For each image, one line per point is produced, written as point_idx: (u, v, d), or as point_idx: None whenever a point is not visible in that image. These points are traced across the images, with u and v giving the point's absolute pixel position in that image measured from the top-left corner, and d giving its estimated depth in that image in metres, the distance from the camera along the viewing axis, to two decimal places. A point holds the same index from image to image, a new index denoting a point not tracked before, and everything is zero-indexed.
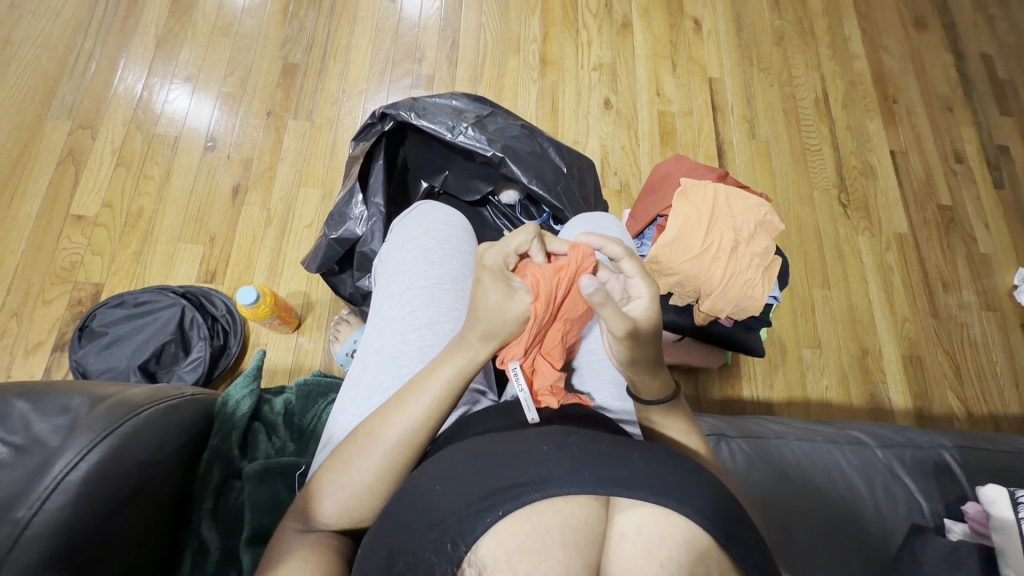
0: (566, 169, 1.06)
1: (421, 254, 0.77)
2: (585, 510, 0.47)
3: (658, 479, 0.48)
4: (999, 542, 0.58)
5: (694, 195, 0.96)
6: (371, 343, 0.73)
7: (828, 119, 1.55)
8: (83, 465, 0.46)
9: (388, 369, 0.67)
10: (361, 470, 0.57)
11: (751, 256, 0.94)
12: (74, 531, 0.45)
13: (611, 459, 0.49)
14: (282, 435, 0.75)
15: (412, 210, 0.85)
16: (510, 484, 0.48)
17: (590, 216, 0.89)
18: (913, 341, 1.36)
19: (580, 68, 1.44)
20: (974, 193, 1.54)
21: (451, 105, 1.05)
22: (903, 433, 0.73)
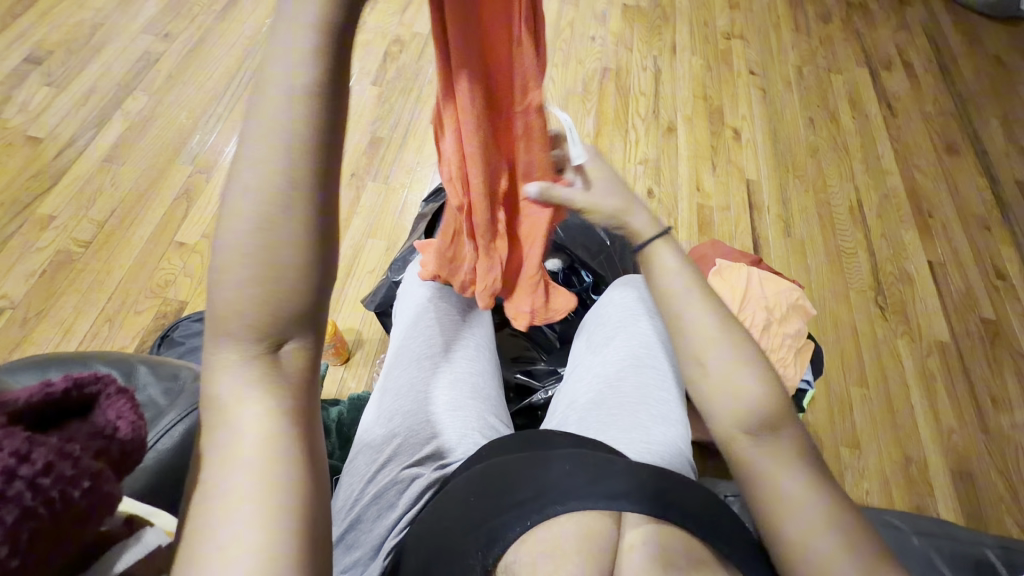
0: (609, 242, 1.19)
1: (438, 293, 0.86)
2: (600, 523, 0.50)
3: (668, 499, 0.52)
4: None
5: (729, 275, 1.03)
6: (387, 375, 0.79)
7: (863, 226, 1.63)
8: (183, 420, 0.58)
9: (405, 395, 0.74)
10: (252, 298, 0.36)
11: (784, 336, 0.98)
12: (168, 474, 0.56)
13: (617, 478, 0.52)
14: (332, 442, 0.84)
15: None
16: (531, 495, 0.51)
17: (628, 279, 0.91)
18: (962, 455, 1.29)
19: (628, 161, 1.61)
20: (1019, 310, 1.54)
21: None
22: (944, 526, 0.70)
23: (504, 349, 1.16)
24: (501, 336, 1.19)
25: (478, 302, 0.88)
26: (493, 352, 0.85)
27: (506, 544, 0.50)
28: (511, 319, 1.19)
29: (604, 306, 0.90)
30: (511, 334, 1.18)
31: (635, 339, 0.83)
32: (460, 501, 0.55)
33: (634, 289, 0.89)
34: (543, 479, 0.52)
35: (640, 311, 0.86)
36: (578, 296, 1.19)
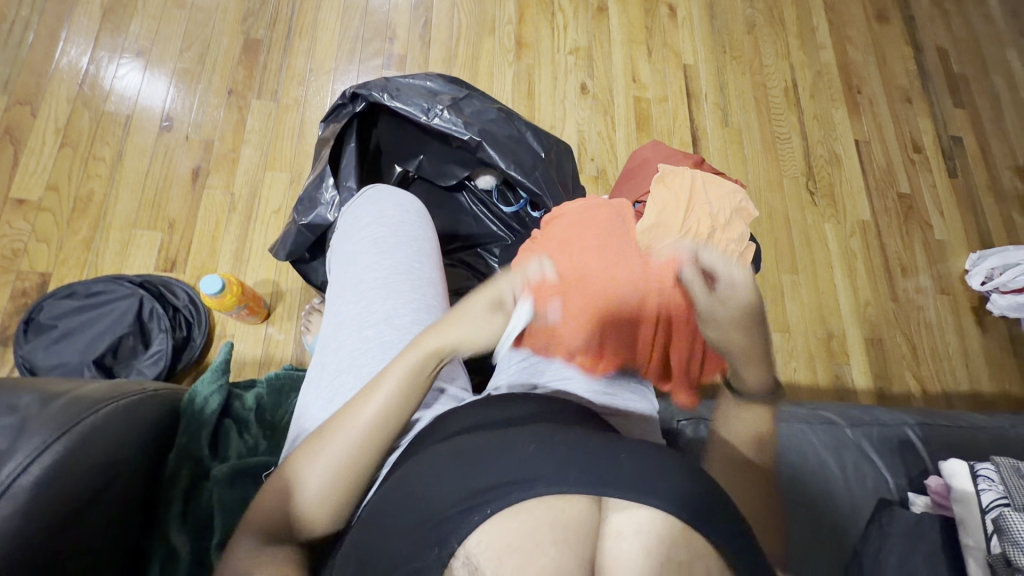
0: (544, 154, 1.01)
1: (373, 243, 0.71)
2: (577, 508, 0.43)
3: (655, 481, 0.44)
4: (959, 512, 0.57)
5: (672, 182, 0.95)
6: (327, 346, 0.67)
7: (797, 108, 1.59)
8: (39, 463, 0.48)
9: (349, 367, 0.62)
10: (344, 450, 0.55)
11: (728, 241, 0.93)
12: (31, 535, 0.46)
13: (601, 456, 0.46)
14: (254, 433, 0.75)
15: (362, 196, 0.76)
16: (494, 483, 0.44)
17: None
18: (875, 325, 1.40)
19: (556, 51, 1.44)
20: (931, 182, 1.61)
21: (425, 86, 1.00)
22: (871, 413, 0.73)
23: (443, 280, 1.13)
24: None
25: (427, 253, 0.73)
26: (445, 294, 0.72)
27: (456, 542, 0.43)
28: (445, 248, 1.15)
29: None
30: (447, 265, 1.14)
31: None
32: (411, 499, 0.48)
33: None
34: (502, 464, 0.45)
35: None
36: (513, 215, 1.13)
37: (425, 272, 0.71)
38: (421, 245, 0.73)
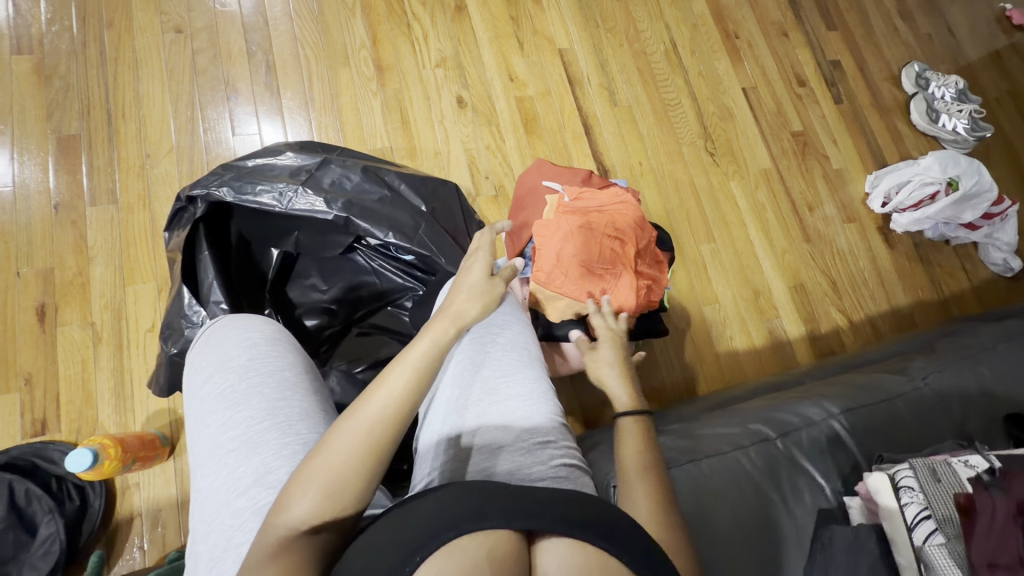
0: (426, 207, 0.94)
1: (219, 397, 0.67)
2: (505, 544, 0.43)
3: (571, 509, 0.46)
4: (890, 530, 0.58)
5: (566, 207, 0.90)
6: (201, 526, 0.62)
7: (680, 68, 1.55)
8: None
9: (225, 551, 0.58)
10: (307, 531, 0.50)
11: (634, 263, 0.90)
12: None
13: (522, 493, 0.46)
14: None
15: (207, 339, 0.72)
16: (426, 526, 0.44)
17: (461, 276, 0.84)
18: (795, 271, 1.43)
19: (422, 67, 1.33)
20: (820, 113, 1.64)
21: (273, 164, 0.89)
22: (799, 412, 0.73)
23: (358, 353, 1.04)
24: (350, 338, 1.06)
25: (287, 381, 0.69)
26: (321, 421, 0.69)
27: None
28: (355, 316, 1.06)
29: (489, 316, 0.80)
30: (359, 333, 1.06)
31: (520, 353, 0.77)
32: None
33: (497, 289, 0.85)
34: (431, 511, 0.45)
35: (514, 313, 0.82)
36: (415, 265, 1.03)
37: (290, 408, 0.67)
38: (277, 375, 0.69)
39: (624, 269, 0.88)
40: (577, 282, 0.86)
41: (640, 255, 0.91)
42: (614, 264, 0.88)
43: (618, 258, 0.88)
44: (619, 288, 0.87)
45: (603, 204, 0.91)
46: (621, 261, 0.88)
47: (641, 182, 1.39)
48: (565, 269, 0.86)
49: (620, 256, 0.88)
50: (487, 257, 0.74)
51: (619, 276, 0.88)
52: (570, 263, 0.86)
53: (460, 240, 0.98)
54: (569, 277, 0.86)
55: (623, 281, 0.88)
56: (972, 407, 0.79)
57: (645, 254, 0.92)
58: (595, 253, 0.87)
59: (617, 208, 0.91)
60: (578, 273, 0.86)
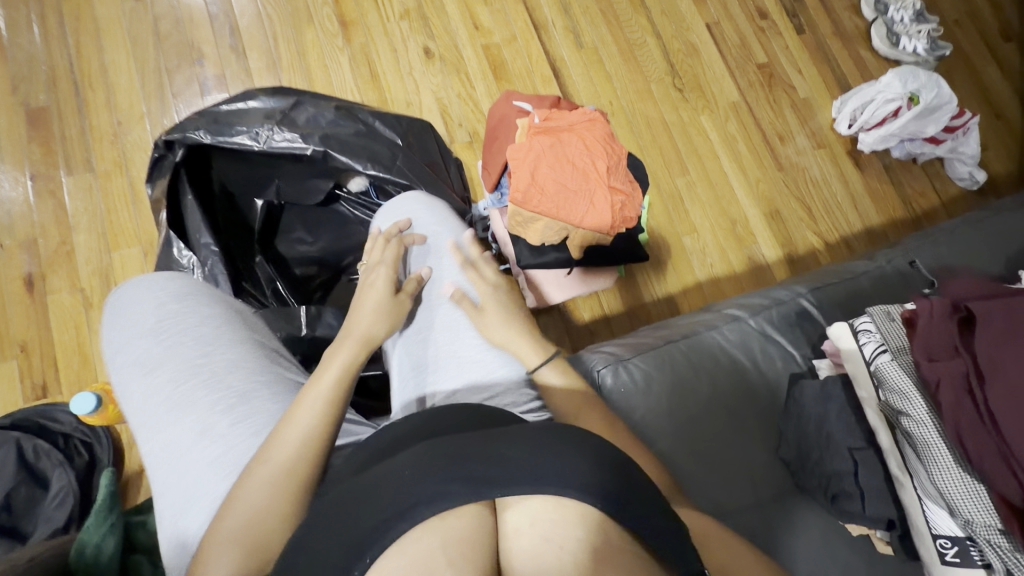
0: (401, 141, 0.96)
1: (137, 363, 0.68)
2: (468, 518, 0.42)
3: (534, 468, 0.43)
4: (851, 370, 0.63)
5: (535, 131, 0.92)
6: (154, 481, 0.65)
7: (643, 8, 1.56)
8: None
9: (188, 501, 0.62)
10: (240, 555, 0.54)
11: (607, 177, 0.92)
12: None
13: (483, 457, 0.44)
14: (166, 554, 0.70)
15: (111, 312, 0.72)
16: (382, 515, 0.41)
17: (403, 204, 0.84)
18: (769, 199, 1.48)
19: (386, 21, 1.33)
20: (784, 45, 1.66)
21: (248, 108, 0.90)
22: (768, 294, 0.77)
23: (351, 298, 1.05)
24: (341, 286, 1.07)
25: (204, 335, 0.70)
26: (253, 370, 0.70)
27: None
28: (342, 264, 1.07)
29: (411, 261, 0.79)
30: (350, 280, 1.07)
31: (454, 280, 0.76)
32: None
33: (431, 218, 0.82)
34: (382, 490, 0.42)
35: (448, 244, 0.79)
36: None
37: (214, 363, 0.68)
38: (192, 331, 0.70)
39: (597, 184, 0.91)
40: (552, 202, 0.90)
41: (613, 168, 0.93)
42: (586, 181, 0.91)
43: (590, 176, 0.91)
44: (593, 201, 0.91)
45: (572, 125, 0.93)
46: (593, 178, 0.91)
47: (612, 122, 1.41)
48: (542, 188, 0.90)
49: (593, 173, 0.91)
50: (389, 274, 0.74)
51: (593, 191, 0.91)
52: (546, 184, 0.90)
53: (438, 173, 1.00)
54: (545, 194, 0.90)
55: (598, 195, 0.91)
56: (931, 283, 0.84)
57: (617, 171, 0.94)
58: (566, 173, 0.90)
59: (586, 129, 0.93)
60: (552, 192, 0.90)
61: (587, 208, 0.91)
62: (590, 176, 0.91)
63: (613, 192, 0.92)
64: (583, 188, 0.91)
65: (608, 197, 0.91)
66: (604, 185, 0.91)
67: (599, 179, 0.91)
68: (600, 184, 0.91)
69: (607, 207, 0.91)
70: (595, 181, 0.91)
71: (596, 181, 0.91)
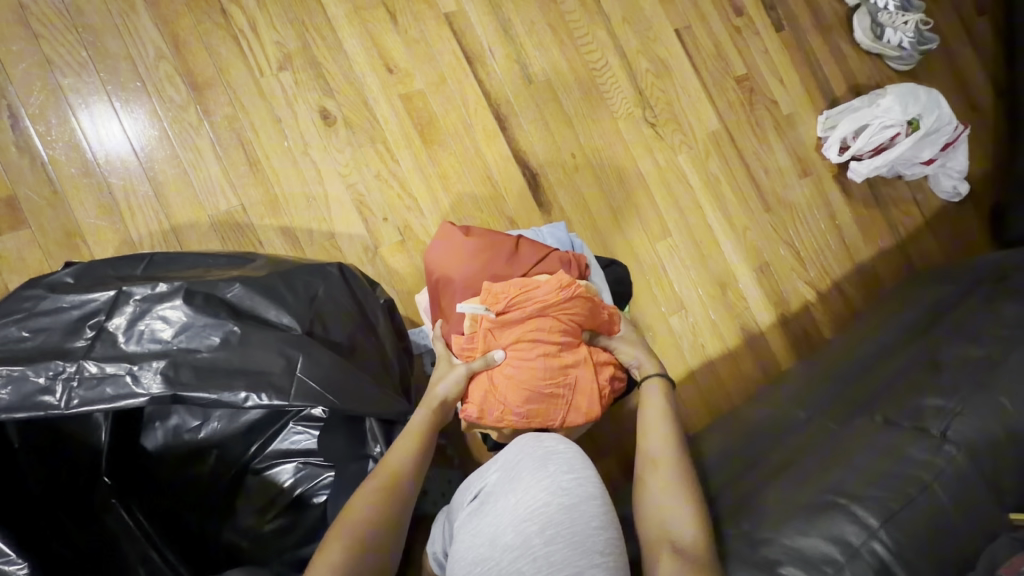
0: (299, 327, 0.65)
1: None
2: None
3: None
4: None
5: (496, 311, 0.73)
6: None
7: (601, 16, 1.23)
8: None
9: None
10: None
11: (590, 364, 0.74)
12: None
13: None
14: None
15: None
16: None
17: (544, 452, 0.56)
18: (758, 249, 1.28)
19: (261, 76, 0.95)
20: (763, 48, 1.40)
21: (34, 331, 0.57)
22: (828, 532, 0.60)
23: (269, 495, 0.75)
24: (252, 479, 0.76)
25: None
26: None
27: None
28: (248, 455, 0.76)
29: (491, 505, 0.52)
30: (262, 472, 0.76)
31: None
32: None
33: (568, 486, 0.51)
34: None
35: (564, 548, 0.47)
36: None
37: None
38: None
39: (577, 375, 0.73)
40: (526, 409, 0.71)
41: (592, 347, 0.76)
42: (564, 376, 0.72)
43: (568, 369, 0.72)
44: (574, 400, 0.73)
45: (543, 303, 0.73)
46: (572, 369, 0.73)
47: (578, 181, 1.13)
48: (508, 392, 0.70)
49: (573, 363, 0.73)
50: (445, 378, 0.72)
51: (573, 388, 0.73)
52: (513, 387, 0.70)
53: (360, 352, 0.70)
54: (514, 399, 0.70)
55: (579, 390, 0.73)
56: (1001, 461, 0.67)
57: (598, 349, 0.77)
58: (540, 370, 0.71)
59: (561, 307, 0.73)
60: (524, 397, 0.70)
61: (566, 407, 0.72)
62: (569, 369, 0.73)
63: (595, 380, 0.75)
64: (561, 386, 0.72)
65: (591, 390, 0.74)
66: (586, 375, 0.73)
67: (579, 369, 0.73)
68: (580, 375, 0.73)
69: (591, 403, 0.73)
70: (575, 374, 0.73)
71: (575, 374, 0.73)
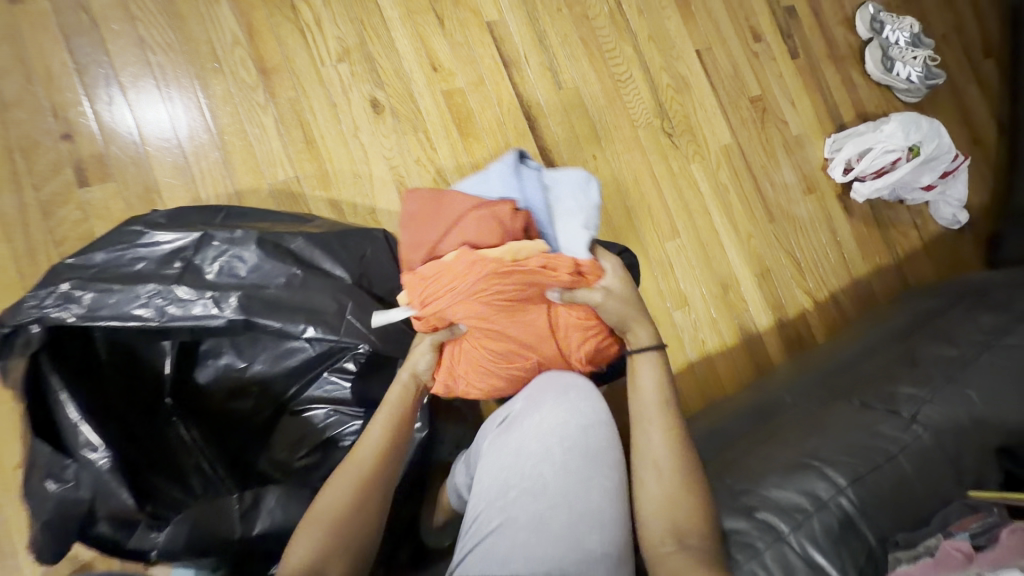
0: (349, 277, 0.75)
1: None
2: None
3: None
4: None
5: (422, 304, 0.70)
6: None
7: (628, 33, 1.34)
8: None
9: None
10: None
11: (548, 327, 0.72)
12: None
13: None
14: None
15: None
16: None
17: (563, 385, 0.68)
18: (761, 256, 1.36)
19: (321, 65, 1.07)
20: (777, 73, 1.50)
21: (135, 257, 0.68)
22: (802, 486, 0.68)
23: (302, 434, 0.84)
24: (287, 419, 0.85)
25: None
26: None
27: None
28: (285, 397, 0.84)
29: (519, 421, 0.65)
30: (297, 413, 0.84)
31: (548, 499, 0.59)
32: None
33: (585, 412, 0.66)
34: None
35: (578, 459, 0.62)
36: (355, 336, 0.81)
37: None
38: None
39: (532, 346, 0.73)
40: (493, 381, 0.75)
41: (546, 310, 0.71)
42: (518, 347, 0.72)
43: (522, 340, 0.72)
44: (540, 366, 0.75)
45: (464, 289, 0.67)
46: (523, 340, 0.71)
47: (597, 179, 1.23)
48: (466, 372, 0.74)
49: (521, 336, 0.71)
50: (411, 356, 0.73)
51: (533, 356, 0.73)
52: (471, 369, 0.73)
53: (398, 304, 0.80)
54: (478, 376, 0.74)
55: (545, 357, 0.75)
56: (964, 444, 0.75)
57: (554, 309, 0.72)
58: (493, 352, 0.72)
59: (483, 294, 0.67)
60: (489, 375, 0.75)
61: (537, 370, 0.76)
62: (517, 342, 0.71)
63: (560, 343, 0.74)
64: (518, 356, 0.73)
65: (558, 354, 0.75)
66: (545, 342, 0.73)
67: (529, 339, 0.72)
68: (539, 345, 0.73)
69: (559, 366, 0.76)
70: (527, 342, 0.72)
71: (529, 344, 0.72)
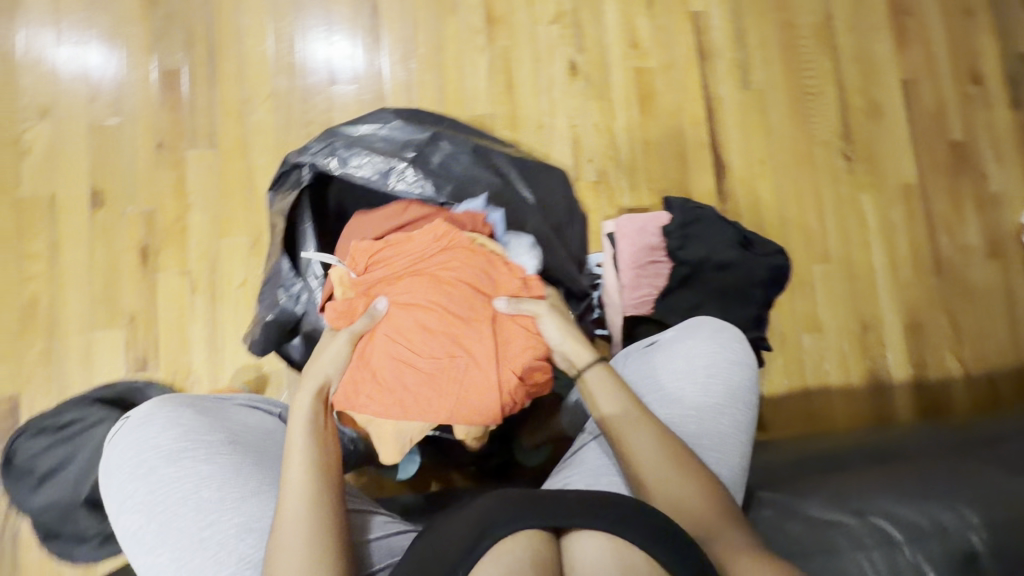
0: (533, 200, 0.85)
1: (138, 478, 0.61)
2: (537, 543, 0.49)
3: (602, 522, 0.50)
4: None
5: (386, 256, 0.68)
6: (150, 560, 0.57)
7: (831, 48, 1.31)
8: None
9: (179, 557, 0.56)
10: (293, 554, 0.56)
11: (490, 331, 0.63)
12: None
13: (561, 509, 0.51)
14: None
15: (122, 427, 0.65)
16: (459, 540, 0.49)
17: (716, 331, 0.80)
18: (915, 307, 1.27)
19: (535, 23, 1.18)
20: (990, 121, 1.37)
21: (381, 137, 0.83)
22: (926, 511, 0.69)
23: None
24: None
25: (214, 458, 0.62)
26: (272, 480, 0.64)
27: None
28: None
29: (675, 344, 0.80)
30: None
31: (683, 407, 0.72)
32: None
33: (735, 354, 0.77)
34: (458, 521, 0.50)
35: (722, 387, 0.74)
36: None
37: (205, 484, 0.60)
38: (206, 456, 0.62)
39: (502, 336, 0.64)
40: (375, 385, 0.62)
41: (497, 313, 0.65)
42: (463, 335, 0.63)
43: (473, 325, 0.64)
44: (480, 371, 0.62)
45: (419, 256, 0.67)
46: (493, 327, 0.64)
47: (760, 184, 1.23)
48: (381, 347, 0.63)
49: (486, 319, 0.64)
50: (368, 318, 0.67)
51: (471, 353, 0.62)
52: (387, 344, 0.63)
53: (562, 236, 0.89)
54: (402, 375, 0.62)
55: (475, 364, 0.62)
56: None
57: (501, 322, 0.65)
58: (416, 349, 0.62)
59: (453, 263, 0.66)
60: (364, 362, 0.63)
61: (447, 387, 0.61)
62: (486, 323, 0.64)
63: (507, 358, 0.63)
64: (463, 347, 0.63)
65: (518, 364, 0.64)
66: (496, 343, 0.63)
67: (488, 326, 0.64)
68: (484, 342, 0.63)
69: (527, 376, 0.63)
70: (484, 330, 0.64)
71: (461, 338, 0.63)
